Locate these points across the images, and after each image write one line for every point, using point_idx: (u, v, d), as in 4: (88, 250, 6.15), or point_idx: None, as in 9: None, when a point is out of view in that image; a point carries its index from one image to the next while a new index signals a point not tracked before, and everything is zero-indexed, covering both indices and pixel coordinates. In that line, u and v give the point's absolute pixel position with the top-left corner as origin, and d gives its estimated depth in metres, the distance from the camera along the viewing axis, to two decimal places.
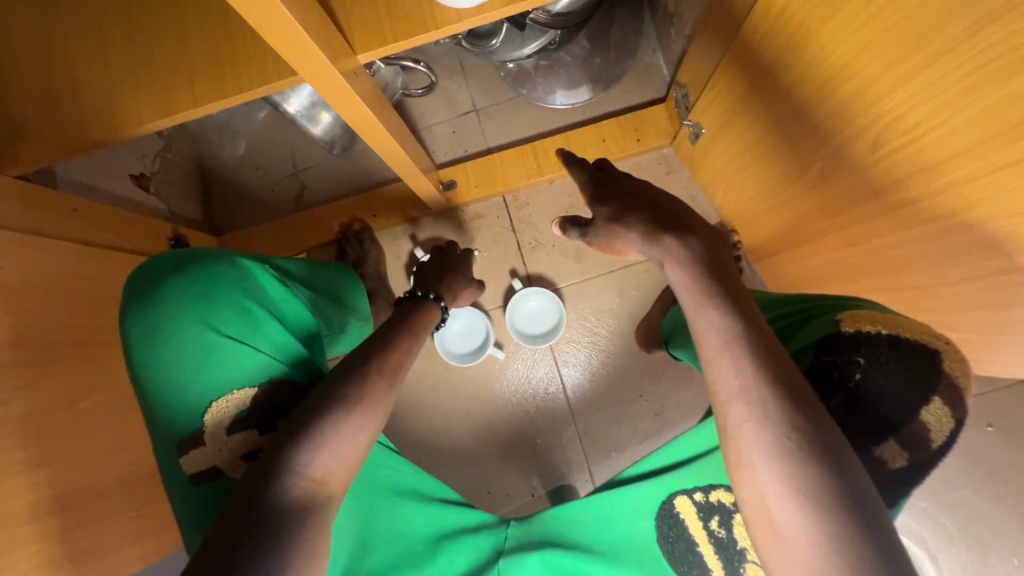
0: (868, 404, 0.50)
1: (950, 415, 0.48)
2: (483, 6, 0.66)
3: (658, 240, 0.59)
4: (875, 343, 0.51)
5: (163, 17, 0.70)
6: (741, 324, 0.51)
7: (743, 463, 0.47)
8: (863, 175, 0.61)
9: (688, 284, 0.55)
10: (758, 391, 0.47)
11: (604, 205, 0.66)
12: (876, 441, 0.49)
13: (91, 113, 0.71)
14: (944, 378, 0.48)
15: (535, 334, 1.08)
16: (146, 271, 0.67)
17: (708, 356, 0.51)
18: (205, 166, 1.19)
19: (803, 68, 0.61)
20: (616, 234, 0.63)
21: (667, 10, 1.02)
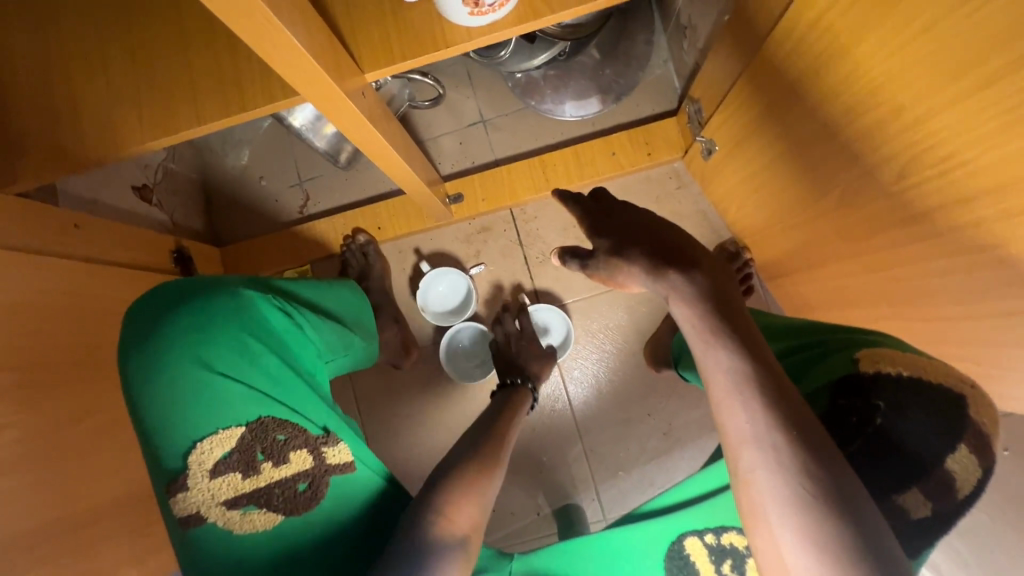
0: (892, 449, 0.48)
1: (977, 464, 0.46)
2: (494, 25, 0.65)
3: (661, 276, 0.55)
4: (896, 386, 0.49)
5: (167, 33, 0.68)
6: (751, 364, 0.49)
7: (756, 510, 0.45)
8: (886, 203, 0.59)
9: (694, 322, 0.53)
10: (770, 435, 0.45)
11: (603, 237, 0.61)
12: (900, 490, 0.47)
13: (92, 129, 0.70)
14: (969, 423, 0.47)
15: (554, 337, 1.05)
16: (141, 308, 0.66)
17: (717, 397, 0.49)
18: (208, 176, 1.18)
19: (827, 92, 0.59)
20: (617, 268, 0.59)
21: (679, 22, 1.00)
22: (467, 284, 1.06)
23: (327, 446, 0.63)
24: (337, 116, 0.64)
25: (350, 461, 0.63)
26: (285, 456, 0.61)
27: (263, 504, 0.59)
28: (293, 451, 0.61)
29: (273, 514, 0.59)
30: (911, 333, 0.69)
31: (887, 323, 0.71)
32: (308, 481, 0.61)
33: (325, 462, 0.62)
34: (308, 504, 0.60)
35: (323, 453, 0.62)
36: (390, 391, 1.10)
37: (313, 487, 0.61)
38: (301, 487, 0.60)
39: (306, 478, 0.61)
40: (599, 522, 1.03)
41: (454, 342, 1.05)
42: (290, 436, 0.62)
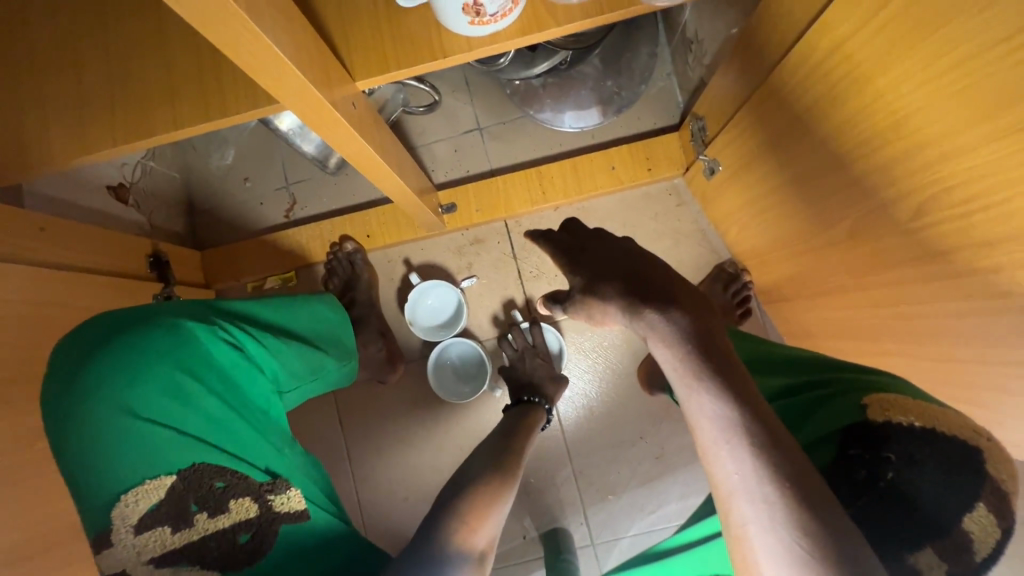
0: (904, 505, 0.41)
1: (996, 524, 0.39)
2: (495, 36, 0.61)
3: (637, 318, 0.49)
4: (907, 437, 0.42)
5: (144, 29, 0.64)
6: (739, 408, 0.42)
7: (751, 568, 0.39)
8: (899, 239, 0.56)
9: (675, 362, 0.46)
10: (762, 488, 0.39)
11: (577, 274, 0.56)
12: (907, 548, 0.40)
13: (60, 128, 0.65)
14: (990, 480, 0.39)
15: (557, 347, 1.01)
16: (70, 343, 0.61)
17: (704, 444, 0.43)
18: (191, 175, 1.13)
19: (843, 122, 0.57)
20: (592, 308, 0.53)
21: (686, 36, 0.97)
22: (456, 298, 1.01)
23: (274, 493, 0.59)
24: (324, 128, 0.60)
25: (303, 508, 0.59)
26: (222, 506, 0.57)
27: (195, 561, 0.54)
28: (233, 499, 0.57)
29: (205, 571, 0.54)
30: (917, 371, 0.66)
31: (893, 359, 0.68)
32: (251, 533, 0.56)
33: (273, 510, 0.58)
34: (249, 557, 0.55)
35: (271, 500, 0.59)
36: (375, 405, 1.06)
37: (254, 538, 0.56)
38: (242, 540, 0.56)
39: (248, 529, 0.56)
40: (586, 546, 1.00)
41: (445, 361, 1.01)
42: (229, 483, 0.58)
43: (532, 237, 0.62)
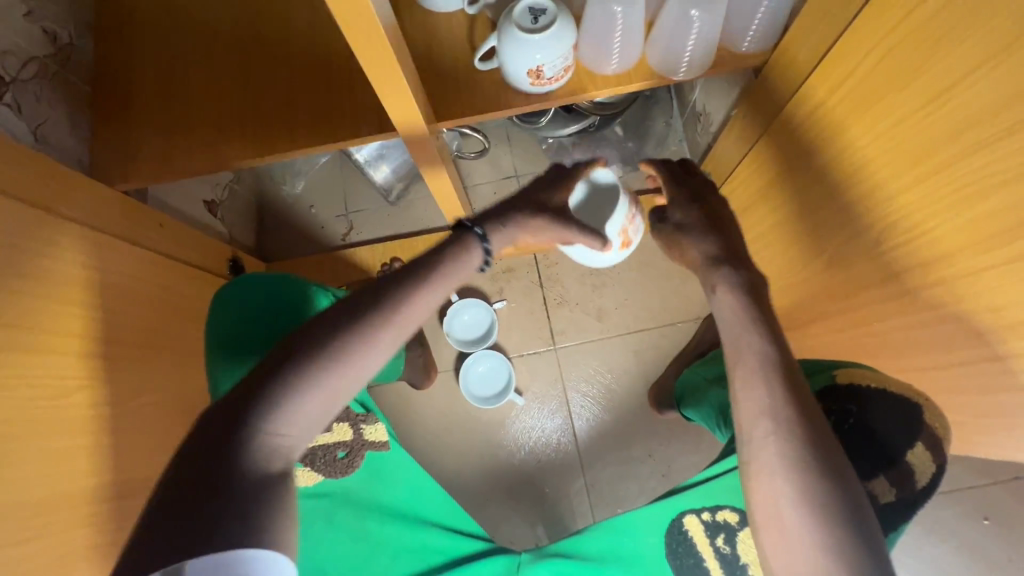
0: (870, 441, 0.58)
1: (932, 459, 0.56)
2: (548, 95, 0.80)
3: (715, 268, 0.62)
4: (867, 396, 0.59)
5: (277, 78, 0.84)
6: (776, 351, 0.57)
7: (761, 470, 0.53)
8: (866, 265, 0.70)
9: (736, 309, 0.60)
10: (783, 410, 0.53)
11: (686, 212, 0.67)
12: (871, 475, 0.57)
13: (200, 145, 0.83)
14: (925, 426, 0.57)
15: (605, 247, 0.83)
16: (237, 288, 0.81)
17: (739, 375, 0.57)
18: (264, 199, 1.30)
19: (822, 169, 0.72)
20: (676, 244, 0.68)
21: (695, 110, 1.16)
22: (490, 317, 1.14)
23: (365, 425, 0.83)
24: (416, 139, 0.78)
25: (383, 440, 0.83)
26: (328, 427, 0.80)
27: (309, 466, 0.80)
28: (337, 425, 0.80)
29: (316, 471, 0.81)
30: None
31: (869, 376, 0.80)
32: (346, 450, 0.82)
33: (362, 438, 0.83)
34: (346, 467, 0.83)
35: (362, 430, 0.82)
36: (404, 413, 1.15)
37: (349, 454, 0.82)
38: (340, 455, 0.82)
39: (345, 448, 0.82)
40: None
41: (471, 368, 1.13)
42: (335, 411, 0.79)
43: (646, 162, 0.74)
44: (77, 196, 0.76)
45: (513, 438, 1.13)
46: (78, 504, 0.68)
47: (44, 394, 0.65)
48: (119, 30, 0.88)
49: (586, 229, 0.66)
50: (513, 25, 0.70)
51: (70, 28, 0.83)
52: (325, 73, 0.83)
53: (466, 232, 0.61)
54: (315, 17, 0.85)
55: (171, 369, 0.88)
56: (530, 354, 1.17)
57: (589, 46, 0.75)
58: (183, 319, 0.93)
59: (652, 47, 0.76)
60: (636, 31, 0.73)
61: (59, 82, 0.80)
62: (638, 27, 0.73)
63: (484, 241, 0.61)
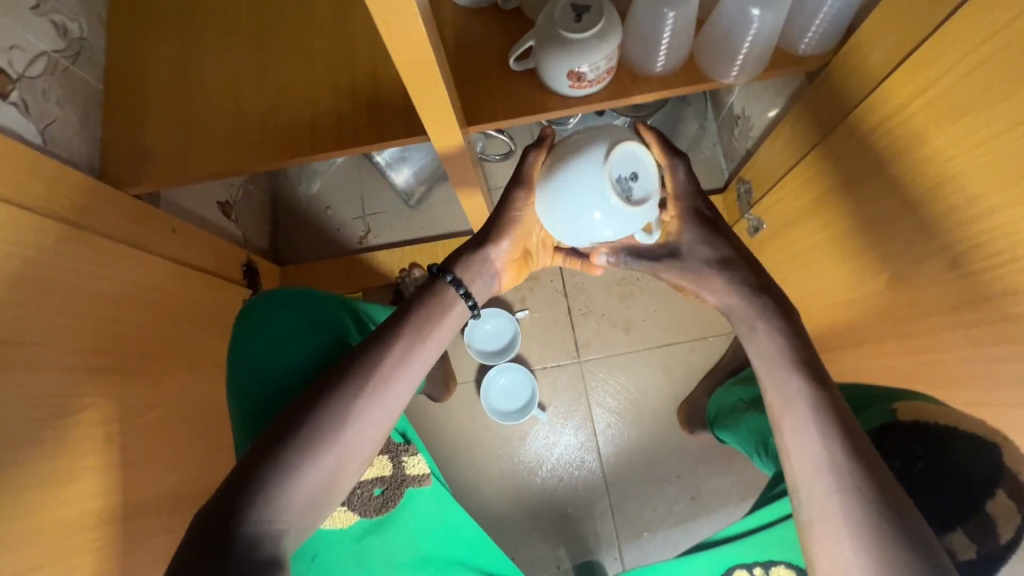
0: (946, 480, 0.58)
1: (1018, 511, 0.53)
2: (588, 98, 0.74)
3: (747, 308, 0.57)
4: (930, 436, 0.61)
5: (301, 79, 0.79)
6: (823, 396, 0.52)
7: (820, 528, 0.49)
8: (936, 289, 0.64)
9: (773, 353, 0.55)
10: (841, 462, 0.49)
11: (711, 246, 0.59)
12: (945, 529, 0.57)
13: (217, 148, 0.79)
14: (1007, 473, 0.55)
15: (621, 176, 0.52)
16: (268, 302, 0.70)
17: (783, 426, 0.53)
18: (278, 200, 1.25)
19: (889, 184, 0.66)
20: (699, 279, 0.59)
21: (732, 113, 1.10)
22: (513, 328, 1.09)
23: (406, 456, 0.76)
24: (447, 145, 0.74)
25: (424, 473, 0.75)
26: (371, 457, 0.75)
27: (345, 503, 0.73)
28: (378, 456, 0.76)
29: (352, 512, 0.73)
30: None
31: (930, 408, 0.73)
32: (383, 488, 0.74)
33: (403, 473, 0.75)
34: (381, 507, 0.74)
35: (404, 462, 0.76)
36: (423, 425, 1.10)
37: (385, 492, 0.75)
38: (376, 492, 0.74)
39: (381, 484, 0.75)
40: None
41: (493, 380, 1.08)
42: None
43: (670, 156, 0.59)
44: (98, 210, 0.74)
45: (533, 455, 1.09)
46: (88, 530, 0.64)
47: (45, 414, 0.60)
48: (133, 25, 0.83)
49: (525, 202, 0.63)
50: (557, 26, 0.65)
51: (83, 21, 0.79)
52: (348, 73, 0.78)
53: (435, 281, 0.59)
54: (339, 13, 0.80)
55: (183, 383, 0.84)
56: (554, 367, 1.12)
57: (635, 46, 0.70)
58: (196, 329, 0.88)
59: (703, 48, 0.71)
60: (686, 32, 0.68)
61: (69, 79, 0.76)
62: (689, 28, 0.68)
63: (452, 282, 0.59)
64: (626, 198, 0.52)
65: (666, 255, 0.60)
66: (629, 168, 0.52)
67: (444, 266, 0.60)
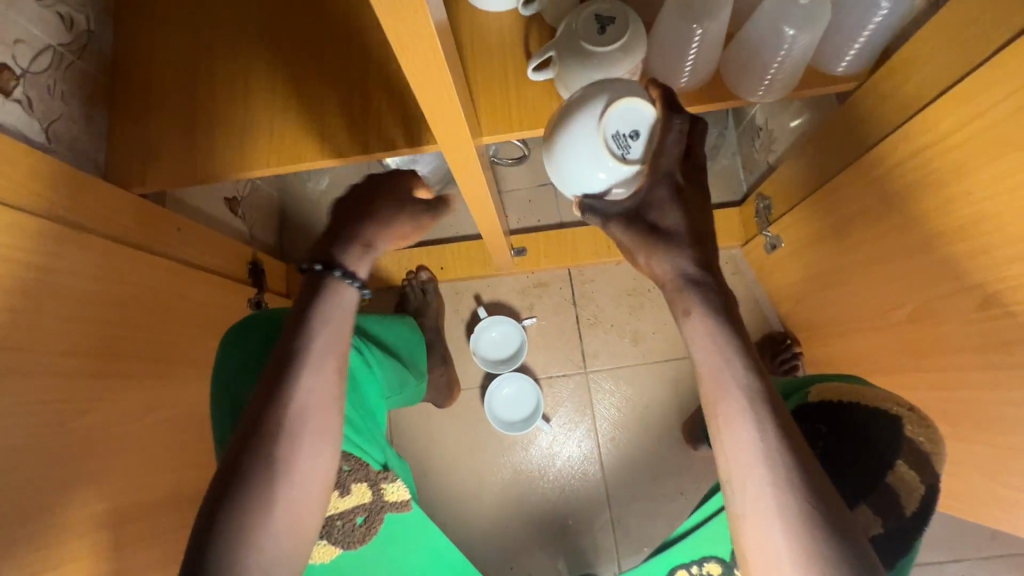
0: (857, 454, 0.59)
1: (919, 479, 0.56)
2: None
3: (691, 289, 0.48)
4: (854, 410, 0.61)
5: (312, 81, 0.77)
6: (762, 382, 0.46)
7: (751, 522, 0.44)
8: (962, 327, 0.62)
9: (711, 335, 0.47)
10: (780, 456, 0.44)
11: (674, 209, 0.48)
12: (856, 504, 0.56)
13: (223, 151, 0.77)
14: (907, 441, 0.58)
15: (618, 132, 0.49)
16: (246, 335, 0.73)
17: (714, 413, 0.47)
18: (287, 194, 1.23)
19: (918, 216, 0.63)
20: (650, 246, 0.48)
21: (753, 124, 1.07)
22: (521, 337, 1.09)
23: (386, 483, 0.70)
24: (459, 164, 0.72)
25: (406, 498, 0.71)
26: (348, 488, 0.69)
27: (325, 537, 0.69)
28: (355, 484, 0.69)
29: (334, 545, 0.69)
30: (964, 458, 0.70)
31: (947, 444, 0.71)
32: (365, 516, 0.70)
33: (383, 499, 0.70)
34: (364, 534, 0.71)
35: (383, 489, 0.70)
36: (425, 429, 1.10)
37: (368, 520, 0.70)
38: (359, 521, 0.70)
39: (363, 512, 0.70)
40: None
41: (498, 391, 1.07)
42: (353, 468, 0.69)
43: (664, 113, 0.48)
44: (91, 202, 0.71)
45: (534, 464, 1.08)
46: (90, 537, 0.64)
47: (48, 422, 0.59)
48: (139, 17, 0.81)
49: (422, 198, 0.58)
50: (580, 38, 0.62)
51: (88, 13, 0.77)
52: (360, 77, 0.76)
53: (321, 278, 0.54)
54: (353, 12, 0.77)
55: (186, 384, 0.83)
56: (559, 378, 1.10)
57: (658, 62, 0.67)
58: (199, 330, 0.87)
59: (731, 64, 0.68)
60: (714, 48, 0.65)
61: (75, 74, 0.74)
62: (717, 44, 0.65)
63: (343, 277, 0.54)
64: (620, 156, 0.49)
65: (622, 212, 0.49)
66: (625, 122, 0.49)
67: (325, 260, 0.54)
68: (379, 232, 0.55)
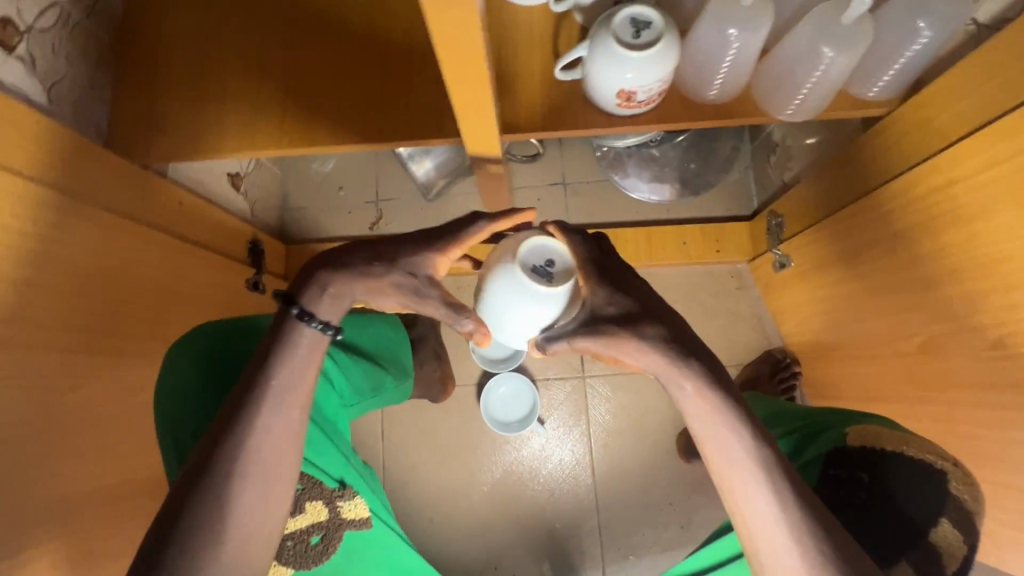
0: (893, 507, 0.54)
1: (962, 539, 0.52)
2: (633, 119, 0.69)
3: (680, 360, 0.49)
4: (898, 462, 0.56)
5: (328, 61, 0.74)
6: (763, 443, 0.48)
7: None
8: (973, 364, 0.61)
9: (712, 402, 0.49)
10: (789, 514, 0.46)
11: (616, 301, 0.51)
12: (892, 560, 0.52)
13: (233, 127, 0.74)
14: (952, 497, 0.53)
15: (536, 266, 0.54)
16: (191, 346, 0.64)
17: (725, 478, 0.49)
18: (291, 173, 1.21)
19: (940, 249, 0.63)
20: (618, 341, 0.50)
21: (770, 141, 1.08)
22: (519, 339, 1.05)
23: (342, 500, 0.65)
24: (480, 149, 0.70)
25: (366, 516, 0.67)
26: (301, 506, 0.64)
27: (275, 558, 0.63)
28: (309, 502, 0.64)
29: (285, 567, 0.64)
30: None
31: None
32: (321, 535, 0.65)
33: (340, 516, 0.65)
34: (320, 556, 0.65)
35: (339, 506, 0.65)
36: (419, 423, 1.08)
37: (324, 538, 0.65)
38: (313, 540, 0.65)
39: (319, 531, 0.65)
40: None
41: (493, 389, 1.07)
42: (306, 487, 0.64)
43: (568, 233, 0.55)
44: (88, 173, 0.68)
45: (526, 465, 1.07)
46: (71, 519, 0.61)
47: (35, 398, 0.56)
48: None
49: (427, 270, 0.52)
50: (612, 36, 0.60)
51: None
52: (382, 60, 0.73)
53: (283, 317, 0.51)
54: None
55: None
56: (556, 381, 1.09)
57: (689, 71, 0.66)
58: (195, 309, 0.85)
59: (764, 79, 0.67)
60: (748, 62, 0.63)
61: (81, 35, 0.71)
62: (752, 59, 0.63)
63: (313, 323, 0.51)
64: (546, 283, 0.53)
65: (579, 325, 0.51)
66: (536, 252, 0.54)
67: (291, 300, 0.52)
68: (355, 283, 0.52)
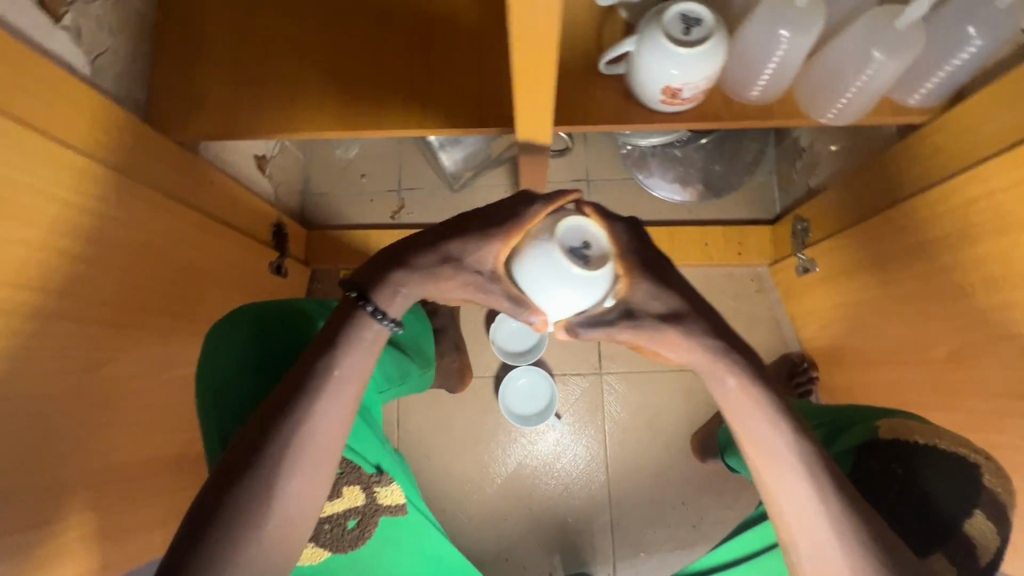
0: (927, 499, 0.55)
1: (995, 533, 0.53)
2: (674, 116, 0.69)
3: (722, 356, 0.49)
4: (934, 454, 0.56)
5: (371, 45, 0.74)
6: (810, 449, 0.48)
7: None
8: (1002, 374, 0.62)
9: (763, 405, 0.49)
10: (828, 519, 0.47)
11: (658, 299, 0.49)
12: (928, 550, 0.52)
13: (272, 107, 0.74)
14: (987, 492, 0.54)
15: (572, 247, 0.48)
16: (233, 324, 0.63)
17: (765, 477, 0.49)
18: (314, 158, 1.20)
19: (975, 258, 0.63)
20: (663, 337, 0.50)
21: (796, 144, 1.08)
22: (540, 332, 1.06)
23: (379, 486, 0.66)
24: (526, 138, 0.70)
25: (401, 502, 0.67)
26: (339, 490, 0.63)
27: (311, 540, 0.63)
28: (346, 487, 0.64)
29: (321, 549, 0.64)
30: None
31: None
32: (358, 519, 0.65)
33: (376, 502, 0.66)
34: (355, 540, 0.66)
35: (376, 492, 0.65)
36: (436, 412, 1.08)
37: (360, 523, 0.65)
38: (349, 524, 0.65)
39: (355, 515, 0.65)
40: None
41: (513, 382, 1.07)
42: (345, 471, 0.64)
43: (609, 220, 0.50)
44: (135, 151, 0.68)
45: (540, 458, 1.07)
46: (101, 491, 0.61)
47: (73, 369, 0.56)
48: None
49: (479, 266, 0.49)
50: (661, 31, 0.60)
51: None
52: (425, 47, 0.73)
53: (353, 309, 0.51)
54: None
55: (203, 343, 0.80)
56: (574, 377, 1.10)
57: (734, 70, 0.66)
58: (221, 289, 0.84)
59: (808, 82, 0.67)
60: (794, 63, 0.64)
61: (123, 8, 0.70)
62: (798, 61, 0.64)
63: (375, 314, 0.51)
64: (583, 266, 0.47)
65: (618, 317, 0.49)
66: (572, 233, 0.48)
67: (360, 289, 0.51)
68: (420, 279, 0.50)
